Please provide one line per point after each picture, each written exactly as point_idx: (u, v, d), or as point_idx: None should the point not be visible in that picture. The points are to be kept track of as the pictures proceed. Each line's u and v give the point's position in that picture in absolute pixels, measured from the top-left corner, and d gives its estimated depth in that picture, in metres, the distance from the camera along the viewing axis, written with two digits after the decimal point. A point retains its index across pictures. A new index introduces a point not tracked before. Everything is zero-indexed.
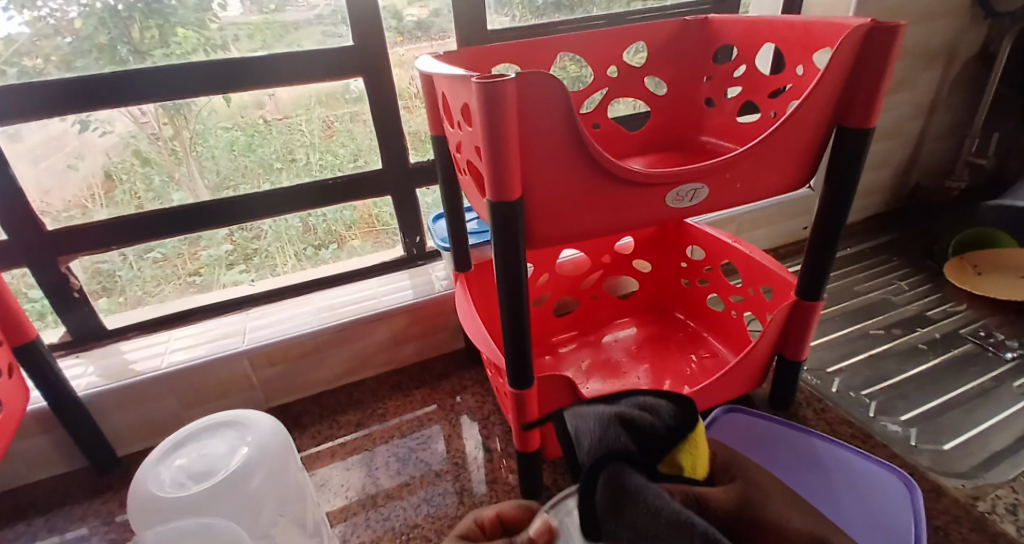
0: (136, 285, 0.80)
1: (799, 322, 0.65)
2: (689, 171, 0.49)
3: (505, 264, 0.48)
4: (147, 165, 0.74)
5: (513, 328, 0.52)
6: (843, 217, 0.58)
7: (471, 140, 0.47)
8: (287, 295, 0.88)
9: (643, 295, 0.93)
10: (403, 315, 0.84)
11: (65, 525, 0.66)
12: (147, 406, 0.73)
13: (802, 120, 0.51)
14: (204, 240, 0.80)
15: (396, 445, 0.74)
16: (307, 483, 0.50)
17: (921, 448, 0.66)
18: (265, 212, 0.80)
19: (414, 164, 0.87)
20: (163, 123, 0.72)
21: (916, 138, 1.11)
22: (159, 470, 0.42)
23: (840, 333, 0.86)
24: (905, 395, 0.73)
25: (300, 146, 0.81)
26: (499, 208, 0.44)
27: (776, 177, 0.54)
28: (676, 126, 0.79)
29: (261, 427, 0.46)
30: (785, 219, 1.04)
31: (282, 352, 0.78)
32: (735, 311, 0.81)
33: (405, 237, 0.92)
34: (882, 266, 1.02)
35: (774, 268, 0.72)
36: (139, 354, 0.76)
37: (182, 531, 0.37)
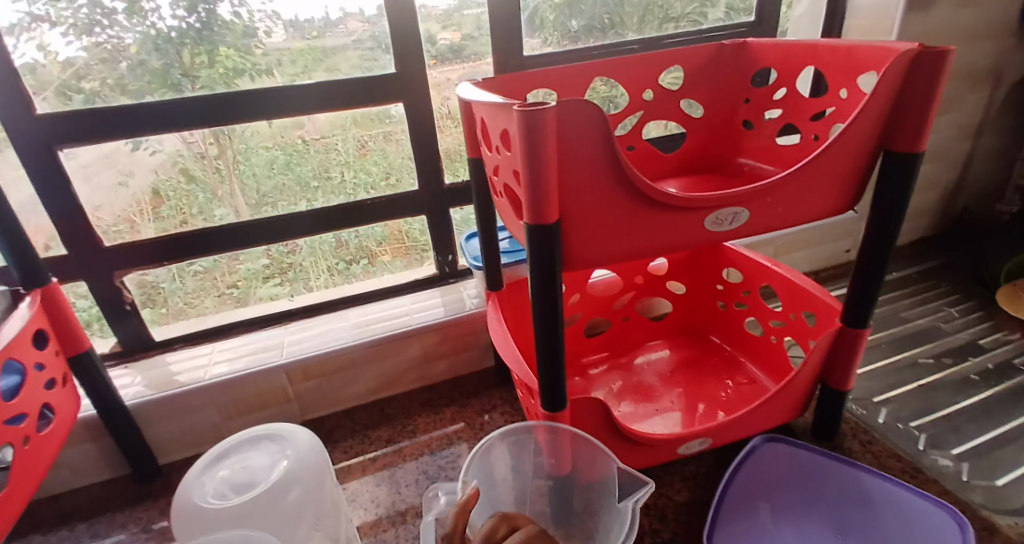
0: (178, 297, 0.83)
1: (843, 351, 0.63)
2: (728, 196, 0.48)
3: (541, 287, 0.48)
4: (192, 182, 0.77)
5: (547, 350, 0.52)
6: (889, 243, 0.56)
7: (509, 164, 0.48)
8: (322, 311, 0.90)
9: (676, 317, 0.92)
10: (434, 333, 0.85)
11: (107, 531, 0.68)
12: (189, 417, 0.76)
13: (845, 145, 0.50)
14: (243, 255, 0.83)
15: (425, 463, 0.74)
16: (342, 499, 0.51)
17: (973, 484, 0.62)
18: (304, 230, 0.83)
19: (448, 185, 0.89)
20: (209, 143, 0.76)
21: (963, 160, 1.08)
22: (202, 481, 0.43)
23: (885, 361, 0.83)
24: (957, 428, 0.70)
25: (335, 164, 0.83)
26: (536, 231, 0.44)
27: (818, 202, 0.53)
28: (712, 149, 0.78)
29: (300, 442, 0.46)
30: (824, 242, 1.02)
31: (317, 366, 0.80)
32: (775, 336, 0.79)
33: (438, 255, 0.94)
34: (928, 291, 0.98)
35: (816, 293, 0.70)
36: (183, 366, 0.79)
37: None
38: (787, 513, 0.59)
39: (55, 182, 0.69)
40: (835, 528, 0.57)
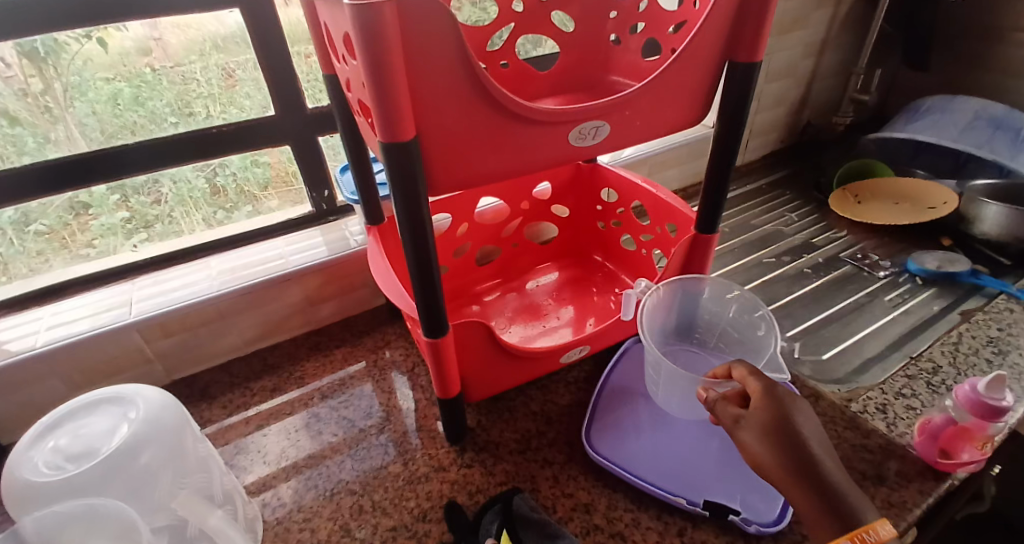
0: (22, 261, 0.73)
1: (697, 254, 0.69)
2: (588, 109, 0.48)
3: (405, 211, 0.46)
4: (16, 125, 0.66)
5: (419, 277, 0.51)
6: (735, 149, 0.60)
7: (358, 77, 0.44)
8: (179, 261, 0.81)
9: (562, 241, 0.94)
10: (314, 274, 0.80)
11: None
12: (27, 390, 0.66)
13: (696, 54, 0.51)
14: (93, 208, 0.74)
15: (316, 408, 0.72)
16: (212, 455, 0.48)
17: (803, 360, 0.73)
18: (143, 166, 0.72)
19: (312, 111, 0.81)
20: (30, 75, 0.65)
21: (811, 75, 1.17)
22: (33, 458, 0.39)
23: (739, 263, 0.92)
24: (791, 315, 0.81)
25: (196, 97, 0.75)
26: (391, 149, 0.41)
27: (674, 113, 0.54)
28: (585, 65, 0.77)
29: (148, 402, 0.43)
30: (694, 158, 1.08)
31: (178, 321, 0.72)
32: (645, 249, 0.85)
33: (312, 191, 0.87)
34: (778, 199, 1.09)
35: (676, 206, 0.74)
36: (10, 334, 0.68)
37: (64, 517, 0.36)
38: (659, 409, 0.66)
39: None
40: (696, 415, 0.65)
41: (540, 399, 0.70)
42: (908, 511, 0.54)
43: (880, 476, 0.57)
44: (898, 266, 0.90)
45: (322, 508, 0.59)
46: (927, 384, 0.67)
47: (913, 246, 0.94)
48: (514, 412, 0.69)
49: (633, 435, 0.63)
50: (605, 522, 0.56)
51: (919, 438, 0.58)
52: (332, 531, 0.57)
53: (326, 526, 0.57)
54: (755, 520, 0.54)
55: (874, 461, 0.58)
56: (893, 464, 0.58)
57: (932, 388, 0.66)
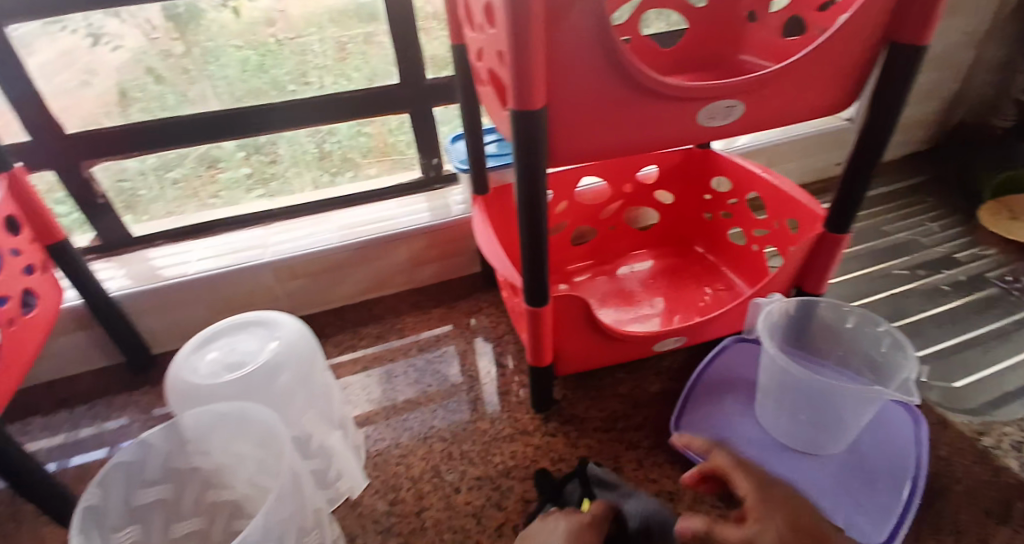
0: (160, 205, 0.83)
1: (822, 256, 0.65)
2: (724, 87, 0.47)
3: (526, 180, 0.47)
4: (159, 83, 0.74)
5: (530, 245, 0.53)
6: (883, 140, 0.56)
7: (495, 47, 0.46)
8: (304, 213, 0.88)
9: (663, 228, 0.92)
10: (419, 237, 0.85)
11: (105, 414, 0.71)
12: (177, 310, 0.77)
13: (849, 36, 0.48)
14: (222, 162, 0.82)
15: (413, 359, 0.77)
16: (332, 382, 0.53)
17: (930, 384, 0.67)
18: (281, 124, 0.79)
19: (431, 81, 0.84)
20: (173, 38, 0.72)
21: (966, 70, 1.05)
22: (194, 361, 0.46)
23: (861, 272, 0.85)
24: (919, 333, 0.74)
25: (312, 68, 0.80)
26: (521, 119, 0.43)
27: (813, 98, 0.51)
28: (714, 44, 0.74)
29: (288, 327, 0.48)
30: (815, 154, 1.01)
31: (303, 266, 0.80)
32: (757, 245, 0.81)
33: (422, 157, 0.91)
34: (914, 206, 1.00)
35: (803, 200, 0.70)
36: (165, 261, 0.78)
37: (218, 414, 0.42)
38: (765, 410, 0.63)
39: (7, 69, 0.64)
40: None
41: (629, 383, 0.70)
42: None
43: (1007, 515, 0.53)
44: None
45: (416, 450, 0.63)
46: None
47: None
48: (601, 391, 0.69)
49: (729, 436, 0.61)
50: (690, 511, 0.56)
51: None
52: (425, 470, 0.61)
53: (419, 465, 0.61)
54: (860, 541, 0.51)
55: (1001, 498, 0.54)
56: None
57: None
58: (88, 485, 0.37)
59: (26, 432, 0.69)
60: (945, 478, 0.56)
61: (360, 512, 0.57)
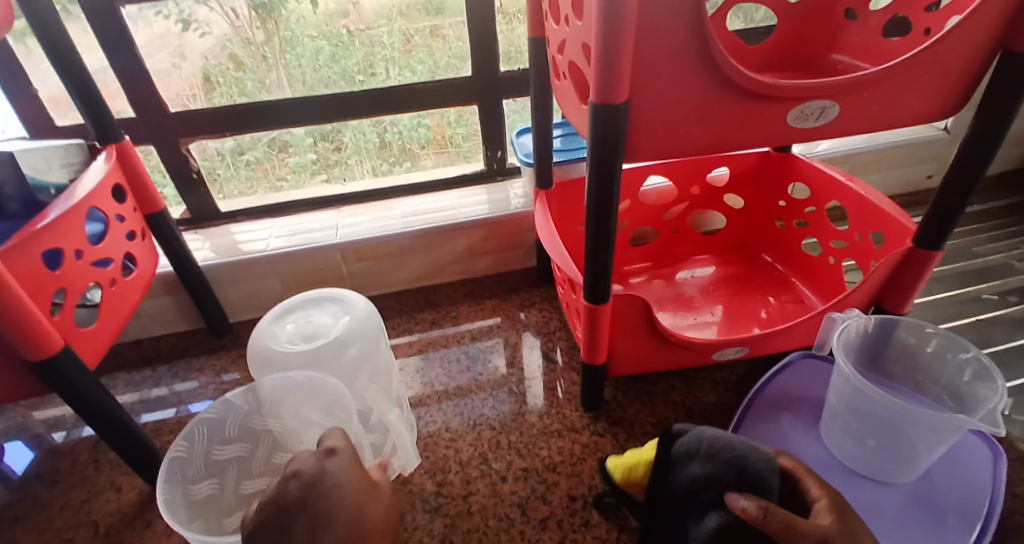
0: (234, 184, 0.87)
1: (908, 272, 0.61)
2: (818, 88, 0.45)
3: (600, 174, 0.47)
4: (241, 70, 0.77)
5: (596, 241, 0.53)
6: (990, 152, 0.52)
7: (580, 38, 0.45)
8: (372, 198, 0.91)
9: (729, 233, 0.89)
10: (480, 228, 0.86)
11: (182, 375, 0.76)
12: (251, 282, 0.81)
13: (963, 39, 0.45)
14: (292, 147, 0.85)
15: (467, 347, 0.78)
16: (394, 362, 0.55)
17: (1015, 417, 0.62)
18: (358, 111, 0.82)
19: (504, 74, 0.85)
20: (256, 27, 0.75)
21: None
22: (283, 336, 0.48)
23: (947, 293, 0.80)
24: (1009, 364, 0.68)
25: (382, 59, 0.82)
26: (603, 112, 0.42)
27: (915, 104, 0.48)
28: (805, 44, 0.71)
29: (359, 305, 0.50)
30: (900, 166, 0.94)
31: (369, 249, 0.83)
32: (834, 257, 0.77)
33: (488, 150, 0.92)
34: (1010, 227, 0.92)
35: (891, 213, 0.66)
36: (246, 237, 0.83)
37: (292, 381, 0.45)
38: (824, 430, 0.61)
39: (122, 49, 0.70)
40: None
41: (682, 389, 0.69)
42: None
43: None
44: None
45: (466, 436, 0.64)
46: None
47: None
48: (652, 396, 0.68)
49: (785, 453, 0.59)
50: None
51: None
52: (473, 455, 0.62)
53: (468, 449, 0.63)
54: None
55: None
56: None
57: None
58: (175, 438, 0.42)
59: (114, 385, 0.75)
60: (1021, 515, 0.52)
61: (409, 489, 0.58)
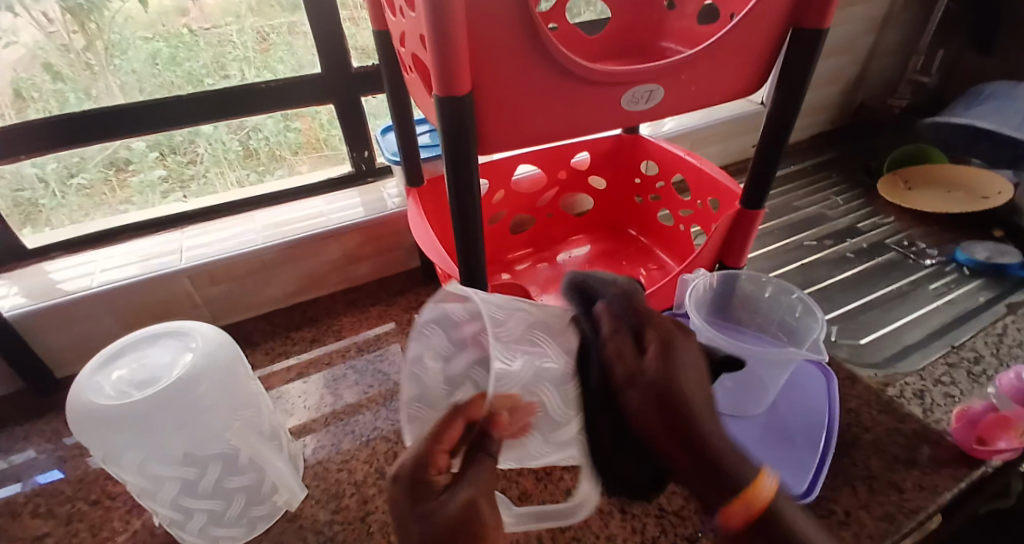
0: (64, 212, 0.75)
1: (741, 232, 0.68)
2: (643, 71, 0.48)
3: (454, 169, 0.46)
4: (58, 81, 0.67)
5: (463, 235, 0.52)
6: (790, 119, 0.59)
7: (416, 28, 0.44)
8: (225, 213, 0.83)
9: (597, 213, 0.94)
10: (353, 233, 0.82)
11: (7, 447, 0.64)
12: (84, 325, 0.70)
13: (755, 20, 0.51)
14: (132, 164, 0.76)
15: (353, 360, 0.74)
16: (260, 391, 0.51)
17: (840, 343, 0.72)
18: (195, 116, 0.74)
19: (357, 69, 0.81)
20: (73, 31, 0.66)
21: (866, 54, 1.13)
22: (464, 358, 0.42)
23: (779, 245, 0.91)
24: (830, 298, 0.80)
25: (232, 60, 0.75)
26: (447, 105, 0.42)
27: (723, 83, 0.54)
28: (637, 32, 0.76)
29: (206, 337, 0.46)
30: (735, 136, 1.05)
31: (226, 270, 0.75)
32: (684, 225, 0.84)
33: (353, 150, 0.88)
34: (824, 181, 1.07)
35: (723, 181, 0.73)
36: (66, 274, 0.72)
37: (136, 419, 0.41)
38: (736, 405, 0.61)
39: None
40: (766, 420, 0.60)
41: None
42: (939, 495, 0.53)
43: (912, 459, 0.56)
44: (945, 255, 0.87)
45: (360, 453, 0.61)
46: (967, 373, 0.66)
47: (962, 235, 0.91)
48: None
49: None
50: None
51: (957, 425, 0.57)
52: (368, 472, 0.59)
53: (363, 468, 0.59)
54: (782, 492, 0.53)
55: (906, 445, 0.58)
56: (926, 449, 0.57)
57: (973, 378, 0.65)
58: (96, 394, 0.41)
59: None
60: (855, 427, 0.60)
61: (300, 525, 0.54)
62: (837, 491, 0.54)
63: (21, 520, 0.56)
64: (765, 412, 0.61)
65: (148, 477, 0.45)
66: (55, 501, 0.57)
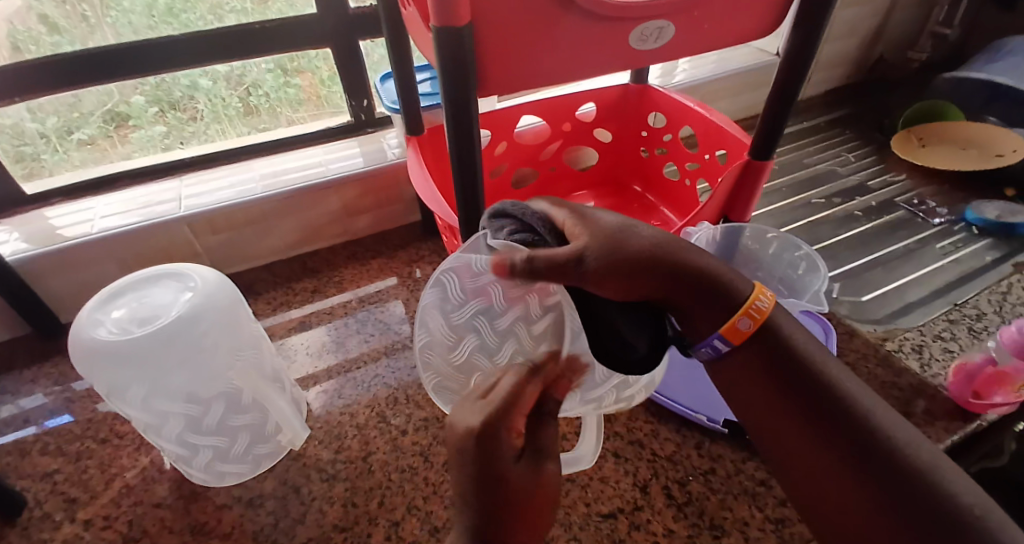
0: (65, 168, 0.75)
1: (748, 184, 0.67)
2: (653, 6, 0.46)
3: (454, 109, 0.45)
4: (56, 33, 0.65)
5: (463, 180, 0.51)
6: (805, 64, 0.57)
7: None
8: (222, 162, 0.81)
9: (602, 167, 0.92)
10: (354, 184, 0.81)
11: (15, 390, 0.65)
12: (87, 272, 0.71)
13: None
14: (132, 119, 0.75)
15: (354, 311, 0.74)
16: (261, 333, 0.52)
17: (842, 300, 0.72)
18: (188, 60, 0.72)
19: (355, 12, 0.78)
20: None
21: (888, 3, 1.08)
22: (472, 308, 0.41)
23: (785, 202, 0.89)
24: (834, 256, 0.79)
25: (228, 10, 0.72)
26: (446, 39, 0.40)
27: (736, 23, 0.52)
28: None
29: (207, 277, 0.46)
30: (747, 90, 1.02)
31: (225, 219, 0.75)
32: (689, 179, 0.82)
33: (351, 99, 0.86)
34: (835, 138, 1.04)
35: (731, 131, 0.71)
36: (66, 220, 0.71)
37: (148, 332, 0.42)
38: None
39: None
40: None
41: None
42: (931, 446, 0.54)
43: (907, 412, 0.57)
44: (955, 214, 0.86)
45: (362, 399, 0.62)
46: (968, 329, 0.66)
47: (973, 194, 0.89)
48: None
49: None
50: (624, 430, 0.57)
51: (954, 380, 0.57)
52: (370, 417, 0.60)
53: (364, 412, 0.60)
54: None
55: (902, 398, 0.58)
56: (922, 402, 0.58)
57: (973, 334, 0.65)
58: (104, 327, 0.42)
59: None
60: None
61: (303, 463, 0.55)
62: None
63: (33, 457, 0.58)
64: None
65: (153, 413, 0.46)
66: (64, 440, 0.59)
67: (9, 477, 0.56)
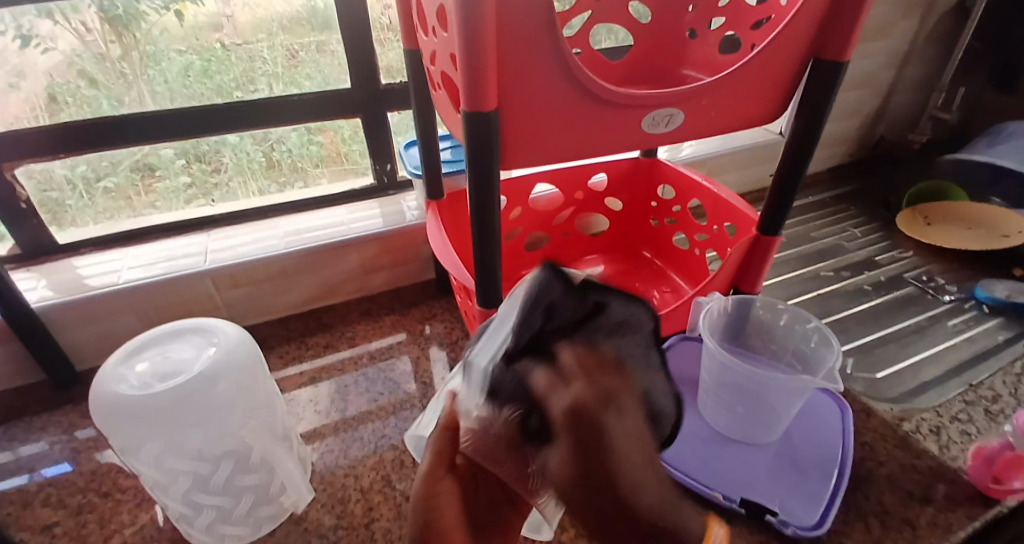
0: (89, 215, 0.77)
1: (757, 257, 0.68)
2: (666, 95, 0.49)
3: (478, 183, 0.48)
4: (94, 87, 0.70)
5: (482, 247, 0.53)
6: (808, 148, 0.60)
7: (447, 46, 0.47)
8: (248, 218, 0.85)
9: (613, 234, 0.94)
10: (373, 242, 0.83)
11: (23, 437, 0.65)
12: (108, 322, 0.72)
13: (777, 53, 0.52)
14: (159, 171, 0.78)
15: (364, 369, 0.74)
16: (276, 391, 0.52)
17: (855, 375, 0.72)
18: (225, 126, 0.77)
19: (385, 86, 0.84)
20: (111, 41, 0.69)
21: (888, 88, 1.14)
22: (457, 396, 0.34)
23: (794, 274, 0.91)
24: (846, 330, 0.79)
25: (261, 75, 0.78)
26: (474, 121, 0.43)
27: (743, 109, 0.55)
28: (659, 57, 0.77)
29: (229, 334, 0.47)
30: (752, 165, 1.06)
31: (246, 273, 0.77)
32: (699, 249, 0.84)
33: (375, 163, 0.90)
34: (841, 213, 1.06)
35: (739, 206, 0.74)
36: (93, 270, 0.74)
37: (168, 392, 0.42)
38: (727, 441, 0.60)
39: None
40: (778, 453, 0.59)
41: None
42: (953, 534, 0.52)
43: (927, 496, 0.55)
44: (964, 292, 0.86)
45: (368, 460, 0.61)
46: (984, 410, 0.65)
47: (981, 272, 0.90)
48: None
49: None
50: None
51: (973, 462, 0.56)
52: (375, 479, 0.59)
53: (369, 474, 0.59)
54: (793, 523, 0.52)
55: (922, 481, 0.56)
56: (942, 487, 0.56)
57: (989, 416, 0.64)
58: (130, 380, 0.43)
59: None
60: (869, 462, 0.59)
61: (305, 528, 0.54)
62: (849, 526, 0.53)
63: (33, 508, 0.57)
64: (777, 442, 0.60)
65: (163, 470, 0.46)
66: (66, 493, 0.58)
67: (7, 529, 0.55)
